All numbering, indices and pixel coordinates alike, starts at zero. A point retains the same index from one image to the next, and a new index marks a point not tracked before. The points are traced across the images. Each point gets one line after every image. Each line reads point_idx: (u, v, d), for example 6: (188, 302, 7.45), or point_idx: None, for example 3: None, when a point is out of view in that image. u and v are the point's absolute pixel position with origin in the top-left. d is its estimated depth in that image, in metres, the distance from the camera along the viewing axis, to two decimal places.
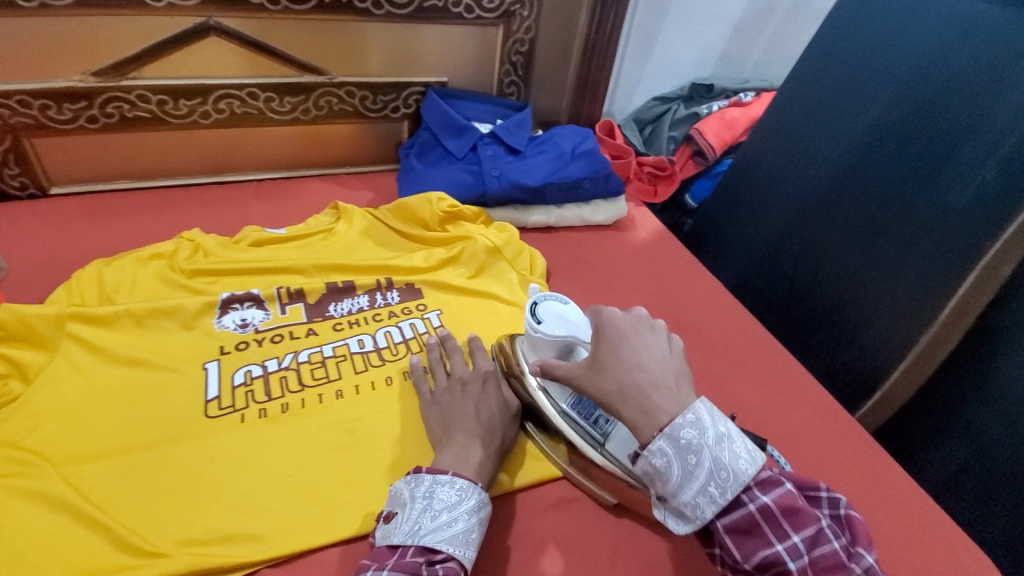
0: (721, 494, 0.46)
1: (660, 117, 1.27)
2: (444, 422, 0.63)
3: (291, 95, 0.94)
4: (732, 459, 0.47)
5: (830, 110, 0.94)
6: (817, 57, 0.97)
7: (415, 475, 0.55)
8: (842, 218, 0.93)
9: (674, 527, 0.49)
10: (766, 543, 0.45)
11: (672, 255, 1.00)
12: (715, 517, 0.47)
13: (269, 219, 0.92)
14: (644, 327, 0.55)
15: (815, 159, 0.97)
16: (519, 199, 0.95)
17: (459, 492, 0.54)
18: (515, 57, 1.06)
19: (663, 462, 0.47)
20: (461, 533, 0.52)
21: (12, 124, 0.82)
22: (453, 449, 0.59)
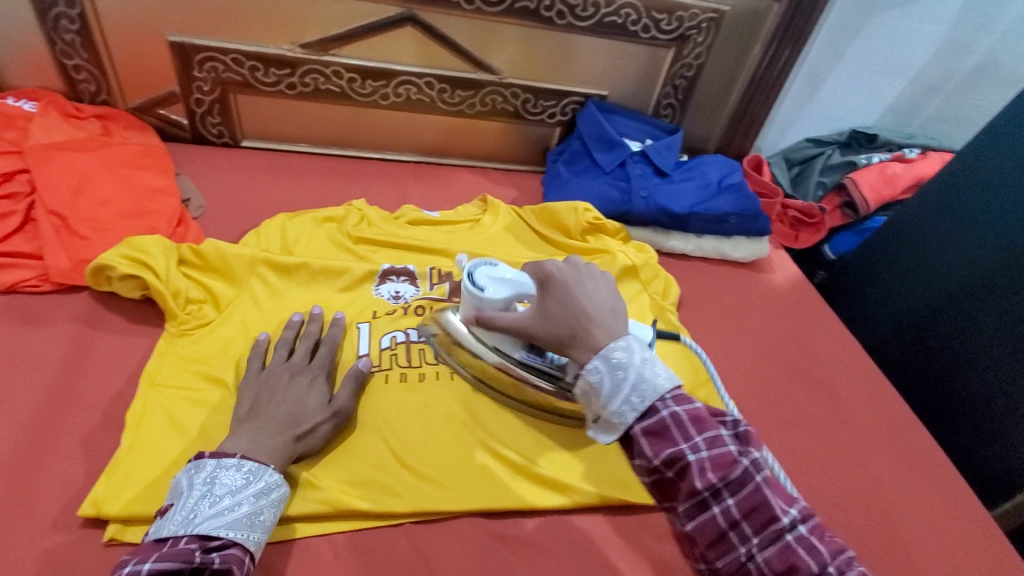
0: (641, 404, 0.46)
1: (811, 160, 1.21)
2: (255, 402, 0.59)
3: (463, 89, 1.00)
4: (653, 375, 0.47)
5: (1013, 188, 0.85)
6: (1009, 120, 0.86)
7: (197, 459, 0.51)
8: (1006, 309, 0.85)
9: (599, 437, 0.48)
10: (673, 443, 0.45)
11: (809, 306, 0.97)
12: (635, 423, 0.46)
13: (422, 201, 0.98)
14: (582, 273, 0.55)
15: (988, 239, 0.88)
16: (661, 222, 0.95)
17: (246, 475, 0.51)
18: (679, 81, 1.06)
19: (595, 378, 0.48)
20: (245, 517, 0.49)
21: (225, 79, 0.93)
22: (247, 431, 0.55)
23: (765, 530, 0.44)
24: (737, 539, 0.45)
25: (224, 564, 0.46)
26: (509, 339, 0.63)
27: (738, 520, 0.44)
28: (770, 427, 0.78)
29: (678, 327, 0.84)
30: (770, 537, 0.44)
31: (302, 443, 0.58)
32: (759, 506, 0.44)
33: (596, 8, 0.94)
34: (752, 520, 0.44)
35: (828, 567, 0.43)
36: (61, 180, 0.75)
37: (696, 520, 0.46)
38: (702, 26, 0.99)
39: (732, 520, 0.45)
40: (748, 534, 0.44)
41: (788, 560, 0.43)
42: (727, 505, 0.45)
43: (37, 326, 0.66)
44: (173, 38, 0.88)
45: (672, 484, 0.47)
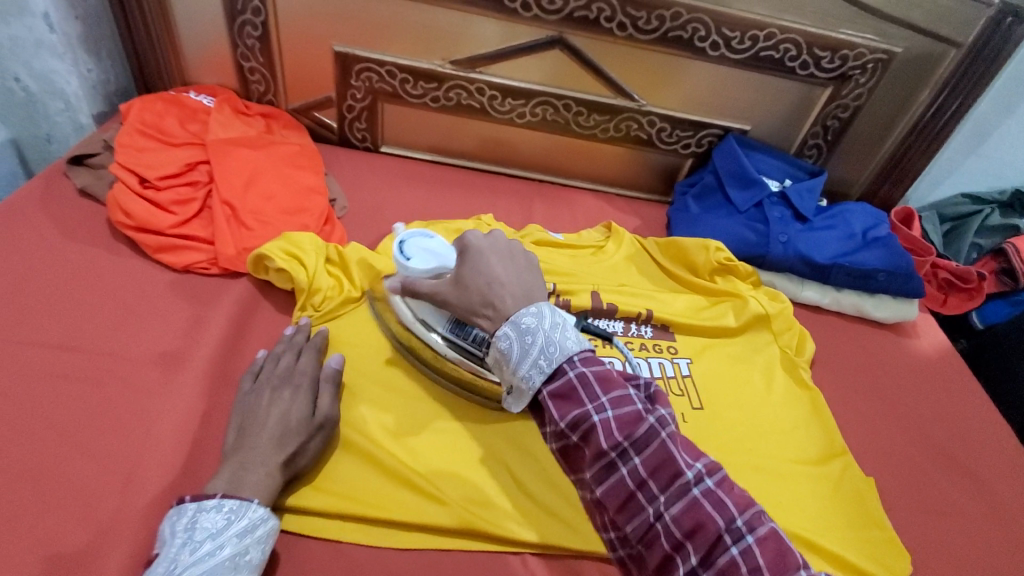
0: (549, 366, 0.48)
1: (966, 217, 1.10)
2: (240, 428, 0.59)
3: (599, 113, 1.00)
4: (561, 339, 0.49)
5: None
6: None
7: (179, 506, 0.51)
8: None
9: (510, 405, 0.51)
10: (579, 406, 0.47)
11: (960, 382, 0.87)
12: (543, 387, 0.49)
13: (546, 221, 0.98)
14: (497, 246, 0.57)
15: None
16: (799, 271, 0.89)
17: (227, 516, 0.50)
18: (831, 121, 0.99)
19: (504, 346, 0.50)
20: (229, 560, 0.49)
21: (377, 89, 0.98)
22: (231, 466, 0.54)
23: (672, 486, 0.45)
24: (645, 497, 0.45)
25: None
26: (434, 312, 0.66)
27: (644, 476, 0.45)
28: (912, 514, 0.70)
29: (812, 386, 0.78)
30: (677, 491, 0.45)
31: (292, 467, 0.56)
32: (665, 463, 0.45)
33: (754, 41, 0.90)
34: (659, 477, 0.45)
35: (736, 523, 0.43)
36: (235, 174, 0.82)
37: (606, 483, 0.47)
38: (868, 66, 0.92)
39: (638, 478, 0.46)
40: (652, 489, 0.45)
41: (695, 514, 0.43)
42: (636, 465, 0.46)
43: (206, 306, 0.72)
44: (338, 48, 0.94)
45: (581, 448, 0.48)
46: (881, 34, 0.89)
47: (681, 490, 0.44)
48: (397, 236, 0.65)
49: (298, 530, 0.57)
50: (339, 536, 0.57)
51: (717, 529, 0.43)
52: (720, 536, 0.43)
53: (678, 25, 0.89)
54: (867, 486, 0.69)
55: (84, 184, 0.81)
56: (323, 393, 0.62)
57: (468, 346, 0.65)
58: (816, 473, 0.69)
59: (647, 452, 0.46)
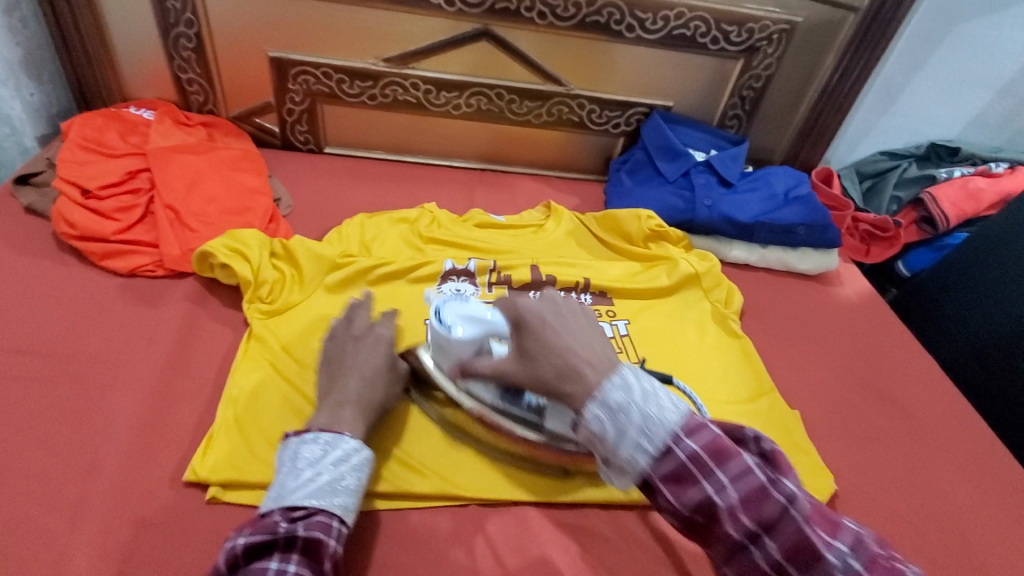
0: (651, 445, 0.47)
1: (884, 173, 1.17)
2: (328, 373, 0.64)
3: (531, 100, 1.05)
4: (658, 412, 0.48)
5: None
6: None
7: (284, 442, 0.56)
8: None
9: (613, 480, 0.50)
10: (698, 489, 0.46)
11: (881, 321, 0.93)
12: (649, 467, 0.47)
13: (488, 205, 1.03)
14: (558, 311, 0.56)
15: None
16: (725, 232, 0.95)
17: (324, 447, 0.55)
18: (747, 91, 1.06)
19: (597, 427, 0.49)
20: (327, 484, 0.53)
21: (314, 91, 1.02)
22: (327, 407, 0.60)
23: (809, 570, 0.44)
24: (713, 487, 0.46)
25: (312, 527, 0.50)
26: (486, 385, 0.64)
27: (707, 463, 0.46)
28: (838, 441, 0.76)
29: (740, 335, 0.84)
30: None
31: (373, 406, 0.63)
32: (801, 545, 0.44)
33: (666, 21, 0.96)
34: (795, 561, 0.44)
35: None
36: (177, 179, 0.85)
37: (672, 480, 0.47)
38: (773, 37, 0.99)
39: (700, 463, 0.46)
40: (716, 472, 0.46)
41: (753, 486, 0.46)
42: (770, 549, 0.45)
43: (155, 306, 0.75)
44: (273, 54, 0.97)
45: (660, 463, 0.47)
46: (781, 6, 0.96)
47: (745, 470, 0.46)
48: (435, 305, 0.64)
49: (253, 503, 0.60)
50: None
51: None
52: None
53: (594, 10, 0.95)
54: (791, 417, 0.75)
55: (29, 202, 0.82)
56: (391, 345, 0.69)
57: (518, 409, 0.64)
58: (744, 410, 0.74)
59: (779, 533, 0.45)
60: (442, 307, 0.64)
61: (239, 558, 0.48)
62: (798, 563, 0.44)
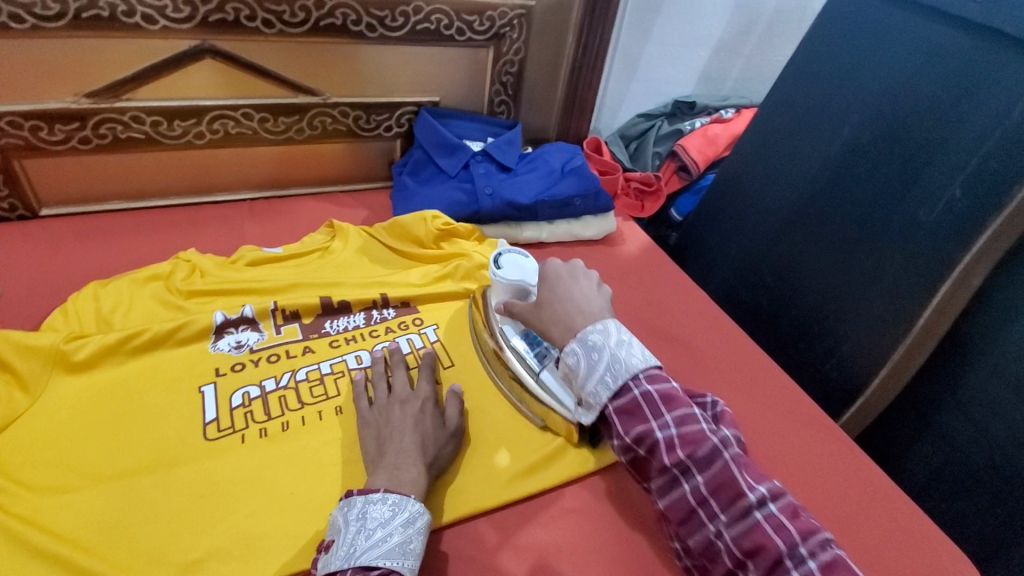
0: (615, 382, 0.58)
1: (644, 133, 1.30)
2: (379, 440, 0.62)
3: (285, 115, 0.96)
4: (626, 356, 0.59)
5: (805, 129, 0.97)
6: (810, 56, 0.97)
7: (347, 499, 0.54)
8: (818, 231, 0.96)
9: (583, 416, 0.61)
10: (643, 421, 0.56)
11: (659, 267, 1.03)
12: (608, 402, 0.58)
13: (264, 238, 0.93)
14: (578, 274, 0.70)
15: (793, 172, 0.99)
16: (511, 216, 0.98)
17: (393, 507, 0.53)
18: (506, 77, 1.09)
19: (572, 361, 0.60)
20: (398, 546, 0.51)
21: (3, 146, 0.82)
22: (385, 468, 0.57)
23: (733, 507, 0.52)
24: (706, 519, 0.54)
25: None
26: (513, 324, 0.75)
27: (706, 499, 0.54)
28: None
29: None
30: (737, 515, 0.52)
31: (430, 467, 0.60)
32: (727, 483, 0.53)
33: (406, 17, 0.94)
34: (720, 496, 0.53)
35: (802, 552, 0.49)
36: None
37: (669, 497, 0.56)
38: (514, 23, 1.02)
39: (701, 497, 0.54)
40: (716, 509, 0.53)
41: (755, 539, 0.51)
42: (697, 483, 0.54)
43: None
44: None
45: (649, 464, 0.57)
46: None
47: (746, 512, 0.52)
48: (497, 249, 0.78)
49: None
50: None
51: (782, 555, 0.49)
52: (788, 564, 0.49)
53: (326, 12, 0.89)
54: None
55: None
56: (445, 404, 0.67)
57: (528, 355, 0.73)
58: None
59: (708, 471, 0.54)
60: (502, 253, 0.77)
61: None
62: (721, 497, 0.53)
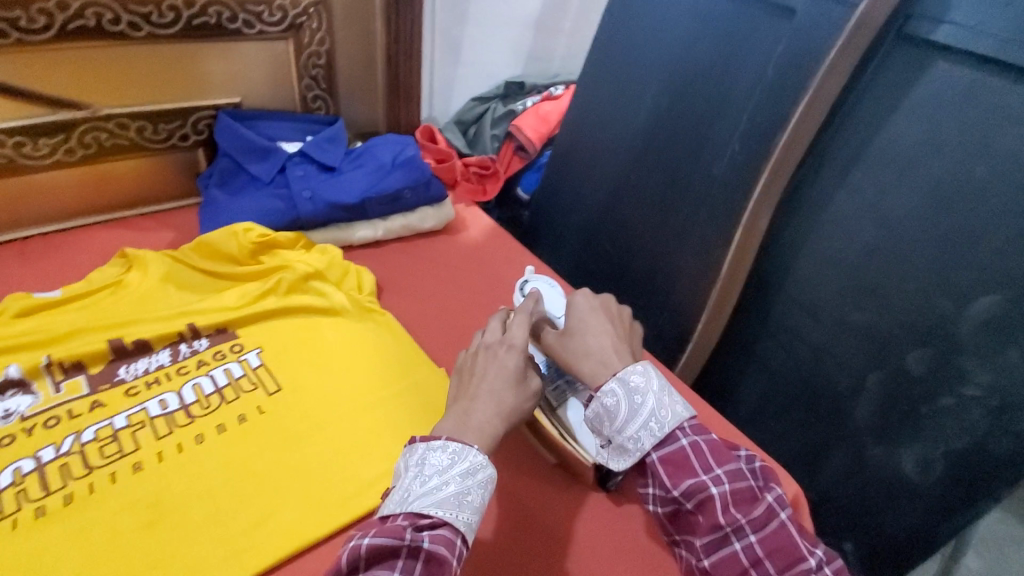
0: (660, 430, 0.57)
1: (480, 117, 1.29)
2: (460, 383, 0.61)
3: (45, 136, 0.82)
4: (669, 403, 0.58)
5: (613, 100, 1.01)
6: (613, 24, 0.99)
7: (409, 446, 0.54)
8: (637, 197, 1.00)
9: (615, 461, 0.58)
10: (678, 443, 0.57)
11: (503, 248, 1.03)
12: (652, 449, 0.57)
13: (41, 283, 0.80)
14: (602, 304, 0.69)
15: (609, 142, 1.03)
16: (339, 218, 0.92)
17: (451, 455, 0.51)
18: (315, 70, 1.01)
19: (612, 403, 0.59)
20: (453, 496, 0.50)
21: None
22: (453, 412, 0.57)
23: (755, 518, 0.54)
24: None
25: (435, 543, 0.47)
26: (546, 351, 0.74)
27: (760, 560, 0.53)
28: None
29: (380, 315, 0.83)
30: (760, 524, 0.54)
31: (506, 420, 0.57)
32: (742, 497, 0.54)
33: (176, 11, 0.84)
34: (741, 509, 0.54)
35: (814, 553, 0.53)
36: None
37: (717, 554, 0.55)
38: (310, 12, 0.95)
39: (725, 507, 0.54)
40: (771, 570, 0.52)
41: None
42: (726, 491, 0.54)
43: None
44: None
45: (692, 518, 0.56)
46: None
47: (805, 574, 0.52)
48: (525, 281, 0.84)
49: None
50: None
51: (799, 555, 0.53)
52: (804, 564, 0.52)
53: (73, 14, 0.77)
54: (442, 378, 0.75)
55: None
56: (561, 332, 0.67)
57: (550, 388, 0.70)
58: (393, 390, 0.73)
59: (736, 485, 0.55)
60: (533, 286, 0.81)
61: (360, 561, 0.46)
62: (743, 512, 0.54)
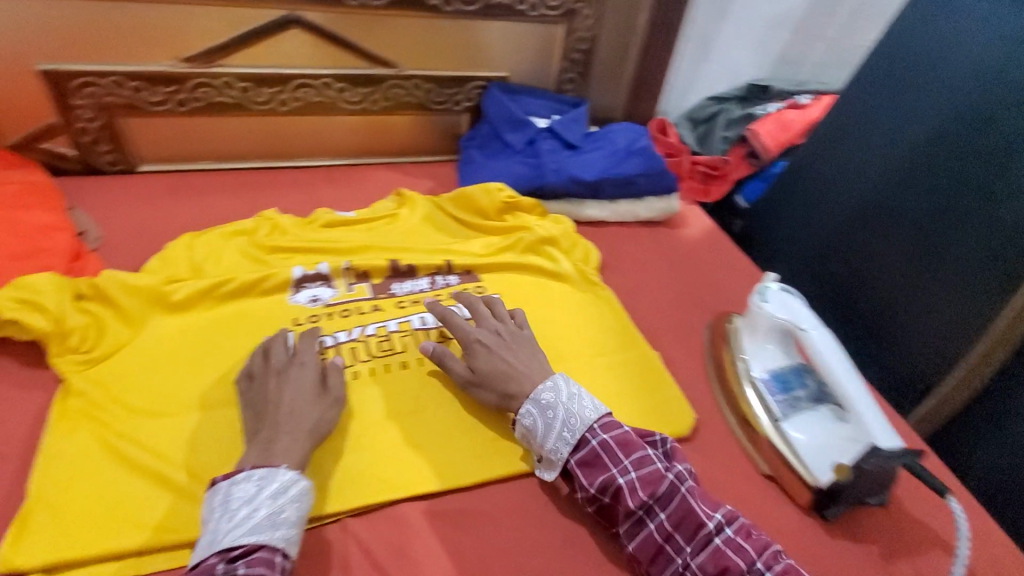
0: (572, 437, 0.60)
1: (713, 117, 1.26)
2: (256, 416, 0.60)
3: (361, 86, 0.99)
4: (579, 409, 0.60)
5: (875, 123, 0.97)
6: (896, 42, 0.93)
7: (210, 488, 0.52)
8: (889, 227, 0.94)
9: (545, 472, 0.61)
10: (605, 469, 0.58)
11: (722, 251, 1.01)
12: (571, 456, 0.60)
13: (337, 204, 0.98)
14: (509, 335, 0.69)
15: (863, 165, 0.98)
16: (575, 192, 0.98)
17: (257, 484, 0.52)
18: (575, 54, 1.08)
19: (530, 421, 0.61)
20: (264, 520, 0.50)
21: (108, 104, 0.89)
22: (257, 445, 0.56)
23: (696, 537, 0.54)
24: (674, 553, 0.54)
25: (253, 567, 0.47)
26: (773, 355, 0.71)
27: (672, 533, 0.55)
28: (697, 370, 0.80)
29: (601, 290, 0.87)
30: (701, 543, 0.54)
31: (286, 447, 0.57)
32: (687, 515, 0.55)
33: None
34: (682, 529, 0.55)
35: (755, 563, 0.52)
36: None
37: (637, 538, 0.56)
38: None
39: (666, 533, 0.55)
40: (682, 543, 0.54)
41: (722, 564, 0.52)
42: (660, 520, 0.55)
43: None
44: (43, 66, 0.84)
45: (609, 509, 0.58)
46: None
47: (709, 542, 0.54)
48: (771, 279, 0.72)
49: None
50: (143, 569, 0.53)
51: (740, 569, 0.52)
52: None
53: None
54: (658, 362, 0.77)
55: None
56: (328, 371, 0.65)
57: (771, 396, 0.69)
58: (608, 361, 0.77)
59: (669, 506, 0.56)
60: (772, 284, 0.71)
61: None
62: (683, 530, 0.55)
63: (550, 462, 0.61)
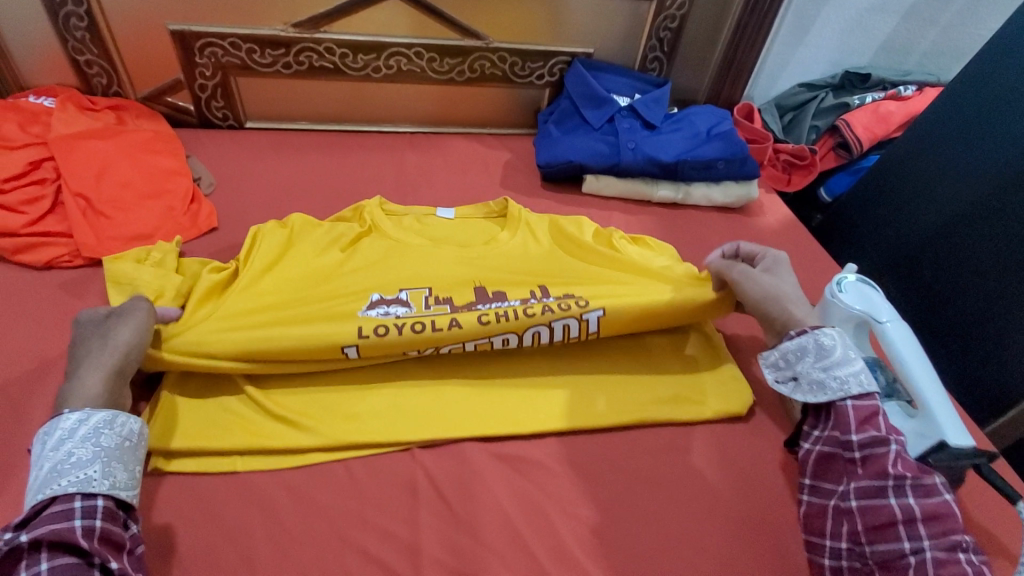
0: (867, 381, 0.59)
1: (804, 105, 1.21)
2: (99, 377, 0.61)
3: (450, 57, 1.03)
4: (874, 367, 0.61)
5: (972, 137, 0.93)
6: (1003, 46, 0.88)
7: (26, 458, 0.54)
8: (979, 241, 0.90)
9: (807, 395, 0.60)
10: (876, 428, 0.57)
11: (799, 243, 0.99)
12: (853, 396, 0.59)
13: (419, 168, 1.02)
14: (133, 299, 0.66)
15: (957, 178, 0.94)
16: (650, 172, 0.99)
17: (42, 439, 0.52)
18: (664, 33, 1.07)
19: (829, 344, 0.60)
20: (52, 468, 0.50)
21: (224, 63, 0.98)
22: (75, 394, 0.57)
23: (941, 538, 0.51)
24: (906, 535, 0.52)
25: (51, 517, 0.48)
26: None
27: (917, 519, 0.52)
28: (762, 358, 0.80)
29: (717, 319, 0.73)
30: (944, 545, 0.50)
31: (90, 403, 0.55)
32: (943, 516, 0.52)
33: None
34: (932, 524, 0.51)
35: None
36: (83, 167, 0.81)
37: (869, 500, 0.54)
38: None
39: (909, 517, 0.52)
40: (921, 534, 0.51)
41: (956, 570, 0.49)
42: (910, 502, 0.53)
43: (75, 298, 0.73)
44: (173, 27, 0.93)
45: (849, 466, 0.57)
46: None
47: (954, 547, 0.50)
48: (845, 270, 0.71)
49: (202, 472, 0.60)
50: (235, 468, 0.60)
51: None
52: None
53: None
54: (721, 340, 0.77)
55: None
56: (81, 326, 0.60)
57: None
58: (667, 337, 0.77)
59: (927, 498, 0.53)
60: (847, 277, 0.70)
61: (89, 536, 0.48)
62: (930, 524, 0.52)
63: (821, 388, 0.60)
